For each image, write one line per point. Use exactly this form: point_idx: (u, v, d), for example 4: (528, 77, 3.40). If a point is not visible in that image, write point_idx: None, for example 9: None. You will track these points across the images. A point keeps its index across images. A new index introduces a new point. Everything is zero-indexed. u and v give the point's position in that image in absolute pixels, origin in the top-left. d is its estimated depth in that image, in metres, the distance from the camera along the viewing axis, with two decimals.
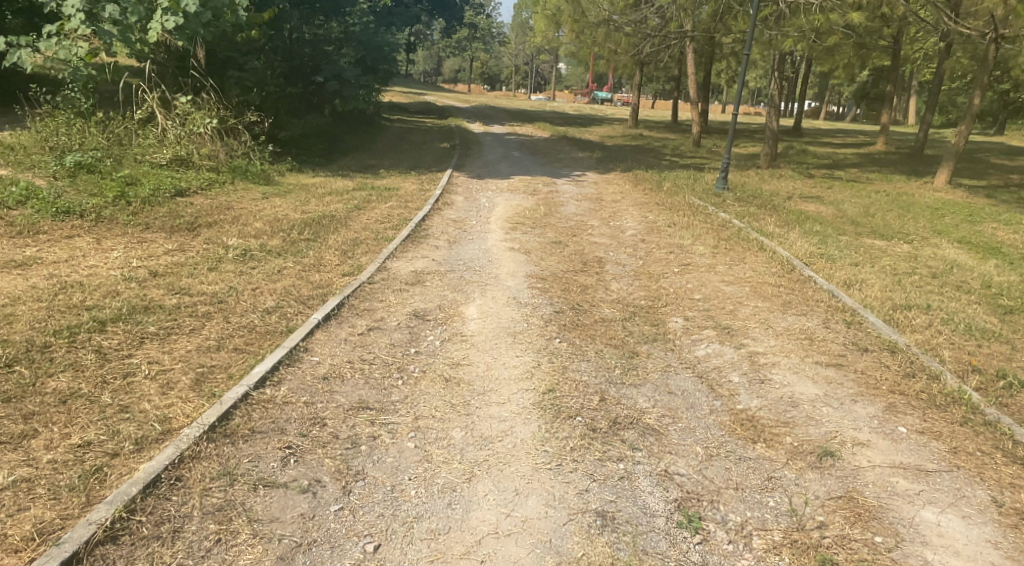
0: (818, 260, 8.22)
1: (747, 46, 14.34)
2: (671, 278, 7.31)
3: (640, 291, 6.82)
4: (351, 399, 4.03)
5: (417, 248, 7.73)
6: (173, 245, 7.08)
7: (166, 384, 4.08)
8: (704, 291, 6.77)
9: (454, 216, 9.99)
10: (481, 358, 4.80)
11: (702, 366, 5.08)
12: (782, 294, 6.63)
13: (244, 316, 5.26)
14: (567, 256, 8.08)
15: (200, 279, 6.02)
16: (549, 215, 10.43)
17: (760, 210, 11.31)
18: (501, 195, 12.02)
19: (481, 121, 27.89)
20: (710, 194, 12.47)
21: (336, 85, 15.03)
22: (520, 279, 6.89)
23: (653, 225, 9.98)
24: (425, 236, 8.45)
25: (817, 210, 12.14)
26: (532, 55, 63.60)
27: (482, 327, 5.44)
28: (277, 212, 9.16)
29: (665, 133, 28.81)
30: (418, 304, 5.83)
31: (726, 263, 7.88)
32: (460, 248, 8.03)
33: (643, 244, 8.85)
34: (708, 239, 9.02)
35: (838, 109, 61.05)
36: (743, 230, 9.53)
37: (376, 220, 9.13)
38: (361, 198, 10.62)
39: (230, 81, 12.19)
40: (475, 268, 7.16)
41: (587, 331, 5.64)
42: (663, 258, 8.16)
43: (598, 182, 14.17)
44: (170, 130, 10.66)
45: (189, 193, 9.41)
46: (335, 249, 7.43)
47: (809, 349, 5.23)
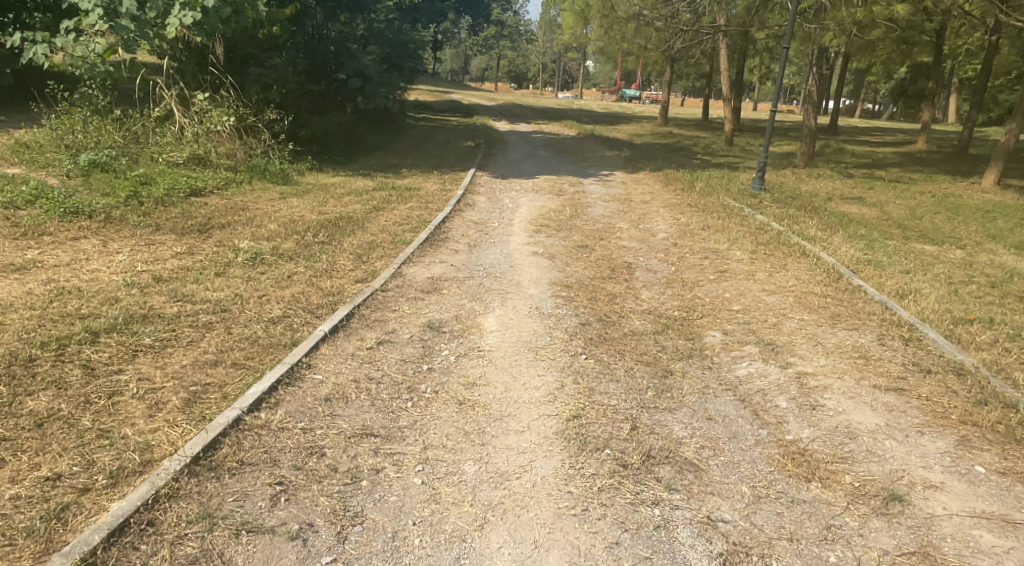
0: (865, 267, 7.69)
1: (787, 40, 13.71)
2: (706, 286, 6.84)
3: (674, 300, 6.37)
4: (354, 424, 3.64)
5: (435, 253, 7.34)
6: (181, 248, 6.76)
7: (153, 405, 3.72)
8: (743, 302, 6.29)
9: (476, 217, 9.59)
10: (499, 377, 4.39)
11: (744, 388, 4.63)
12: (829, 306, 6.14)
13: (247, 326, 4.90)
14: (595, 261, 7.64)
15: (205, 285, 5.67)
16: (576, 217, 9.98)
17: (799, 212, 10.76)
18: (526, 195, 11.61)
19: (507, 119, 27.46)
20: (746, 194, 11.93)
21: (359, 82, 14.75)
22: (544, 286, 6.46)
23: (686, 228, 9.48)
24: (444, 239, 8.07)
25: (859, 212, 11.52)
26: (560, 52, 63.08)
27: (501, 341, 5.02)
28: (293, 213, 8.85)
29: (695, 131, 28.15)
30: (433, 315, 5.43)
31: (766, 270, 7.38)
32: (481, 252, 7.63)
33: (675, 249, 8.37)
34: (745, 243, 8.52)
35: (874, 107, 59.62)
36: (782, 234, 9.00)
37: (395, 222, 8.77)
38: (381, 198, 10.30)
39: (251, 77, 11.86)
40: (495, 275, 6.75)
41: (616, 346, 5.19)
42: (697, 264, 7.69)
43: (627, 181, 13.69)
44: (188, 129, 10.42)
45: (204, 193, 9.12)
46: (349, 253, 7.06)
47: (864, 371, 4.76)
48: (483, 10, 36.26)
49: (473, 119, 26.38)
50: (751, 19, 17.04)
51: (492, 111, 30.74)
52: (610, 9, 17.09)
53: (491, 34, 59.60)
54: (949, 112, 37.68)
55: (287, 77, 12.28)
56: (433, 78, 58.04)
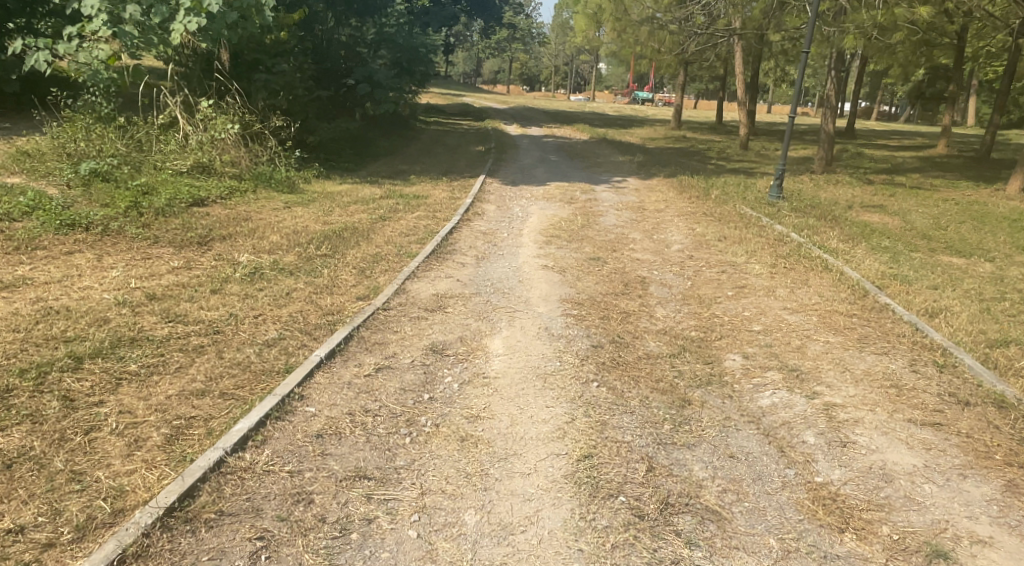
0: (891, 282, 7.37)
1: (807, 43, 13.34)
2: (725, 303, 6.53)
3: (691, 319, 6.07)
4: (346, 465, 3.38)
5: (441, 266, 7.07)
6: (179, 262, 6.52)
7: (132, 442, 3.47)
8: (764, 322, 5.99)
9: (485, 227, 9.33)
10: (504, 408, 4.11)
11: (767, 421, 4.34)
12: (856, 327, 5.83)
13: (240, 350, 4.65)
14: (607, 275, 7.34)
15: (199, 304, 5.43)
16: (587, 226, 9.69)
17: (820, 222, 10.43)
18: (537, 203, 11.34)
19: (518, 123, 27.21)
20: (763, 203, 11.60)
21: (368, 87, 14.54)
22: (553, 304, 6.17)
23: (702, 239, 9.17)
24: (451, 251, 7.80)
25: (881, 222, 11.17)
26: (573, 54, 62.78)
27: (508, 366, 4.74)
28: (297, 223, 8.62)
29: (710, 134, 27.77)
30: (436, 336, 5.16)
31: (787, 286, 7.07)
32: (489, 266, 7.35)
33: (690, 262, 8.06)
34: (764, 256, 8.20)
35: (890, 110, 58.94)
36: (802, 246, 8.67)
37: (401, 233, 8.51)
38: (388, 207, 10.07)
39: (257, 83, 11.64)
40: (503, 291, 6.47)
41: (630, 371, 4.90)
42: (714, 279, 7.38)
43: (641, 188, 13.39)
44: (192, 136, 10.22)
45: (206, 203, 8.91)
46: (352, 267, 6.81)
47: (897, 402, 4.47)
48: (495, 13, 36.00)
49: (484, 122, 26.12)
50: (768, 21, 16.66)
51: (504, 114, 30.48)
52: (622, 12, 16.81)
53: (503, 37, 59.39)
54: (968, 115, 37.10)
55: (294, 82, 12.04)
56: (445, 81, 57.89)
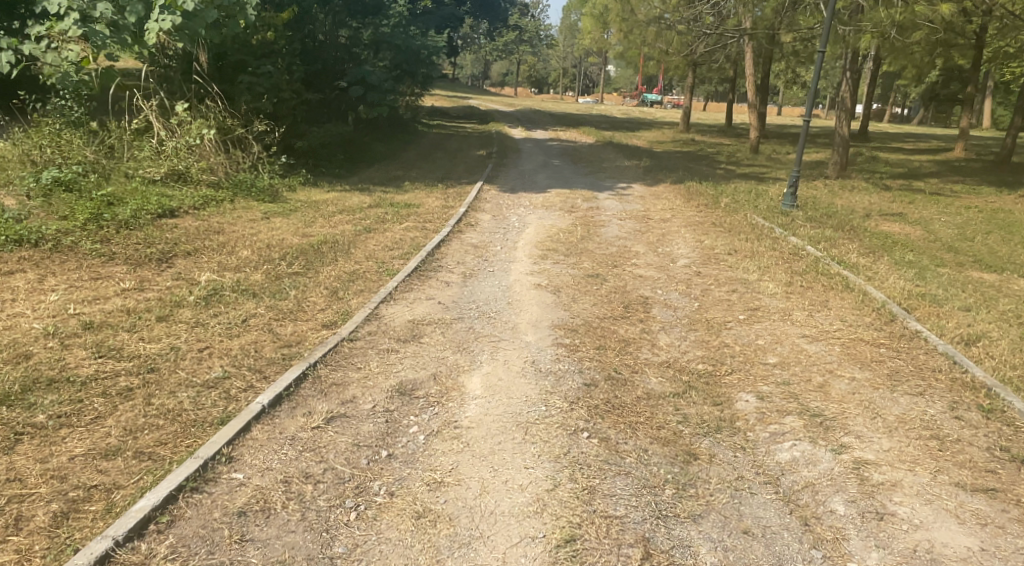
0: (920, 303, 6.71)
1: (823, 42, 12.66)
2: (736, 329, 5.86)
3: (698, 350, 5.39)
4: (268, 557, 2.78)
5: (422, 286, 6.42)
6: (130, 283, 5.91)
7: (10, 525, 2.86)
8: (781, 352, 5.33)
9: (476, 239, 8.68)
10: (475, 470, 3.46)
11: (788, 481, 3.69)
12: (885, 360, 5.15)
13: (171, 394, 4.02)
14: (606, 296, 6.67)
15: (139, 334, 4.80)
16: (587, 238, 9.03)
17: (837, 233, 9.76)
18: (535, 212, 10.70)
19: (523, 126, 26.54)
20: (775, 212, 10.92)
21: (360, 90, 13.95)
22: (544, 331, 5.51)
23: (710, 253, 8.49)
24: (436, 268, 7.15)
25: (902, 233, 10.49)
26: (580, 56, 62.12)
27: (485, 412, 4.08)
28: (273, 236, 8.02)
29: (719, 137, 27.07)
30: (405, 373, 4.50)
31: (805, 308, 6.40)
32: (475, 285, 6.70)
33: (697, 279, 7.39)
34: (779, 273, 7.52)
35: (903, 111, 58.06)
36: (819, 262, 8.00)
37: (384, 247, 7.87)
38: (374, 217, 9.46)
39: (241, 84, 11.09)
40: (490, 315, 5.81)
41: (626, 416, 4.23)
42: (723, 299, 6.71)
43: (646, 195, 12.73)
44: (167, 142, 9.63)
45: (178, 214, 8.31)
46: (323, 288, 6.18)
47: (941, 459, 3.82)
48: (500, 14, 35.37)
49: (487, 125, 25.48)
50: (782, 20, 15.98)
51: (508, 117, 29.85)
52: (628, 13, 16.47)
53: (511, 39, 58.85)
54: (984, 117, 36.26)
55: (281, 84, 11.49)
56: (451, 83, 57.35)
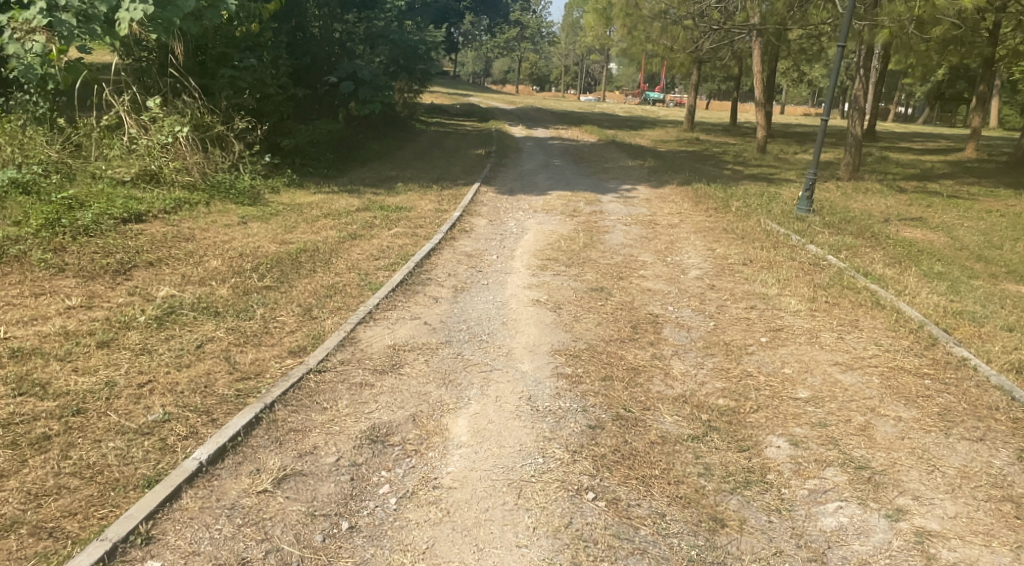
0: (959, 322, 6.07)
1: (845, 32, 11.82)
2: (758, 355, 5.19)
3: (717, 380, 4.72)
4: None
5: (408, 303, 5.75)
6: (77, 299, 5.28)
7: None
8: (812, 384, 4.67)
9: (470, 247, 8.03)
10: (455, 552, 2.84)
11: (837, 558, 3.05)
12: (933, 395, 4.48)
13: (95, 446, 3.38)
14: (612, 314, 6.02)
15: (73, 365, 4.16)
16: (590, 246, 8.37)
17: (858, 241, 9.12)
18: (534, 216, 10.06)
19: (523, 123, 25.88)
20: (789, 217, 10.28)
21: (351, 85, 13.29)
22: (542, 358, 4.85)
23: (724, 263, 7.84)
24: (424, 281, 6.48)
25: (926, 240, 9.84)
26: (582, 54, 61.41)
27: (470, 467, 3.42)
28: (247, 243, 7.38)
29: (724, 136, 26.43)
30: (378, 415, 3.84)
31: (833, 329, 5.75)
32: (467, 302, 6.04)
33: (711, 294, 6.74)
34: (800, 287, 6.86)
35: (907, 110, 57.45)
36: (842, 274, 7.34)
37: (369, 256, 7.22)
38: (362, 222, 8.83)
39: (222, 79, 10.48)
40: (481, 339, 5.15)
41: (638, 469, 3.57)
42: (741, 318, 6.05)
43: (652, 198, 12.08)
44: (140, 140, 8.98)
45: (146, 218, 7.65)
46: (295, 305, 5.53)
47: (1020, 531, 3.19)
48: (501, 9, 34.70)
49: (487, 123, 24.81)
50: (794, 16, 15.34)
51: (508, 115, 29.12)
52: (633, 7, 15.79)
53: (512, 36, 58.23)
54: (992, 117, 35.66)
55: (265, 79, 10.88)
56: (451, 80, 56.71)
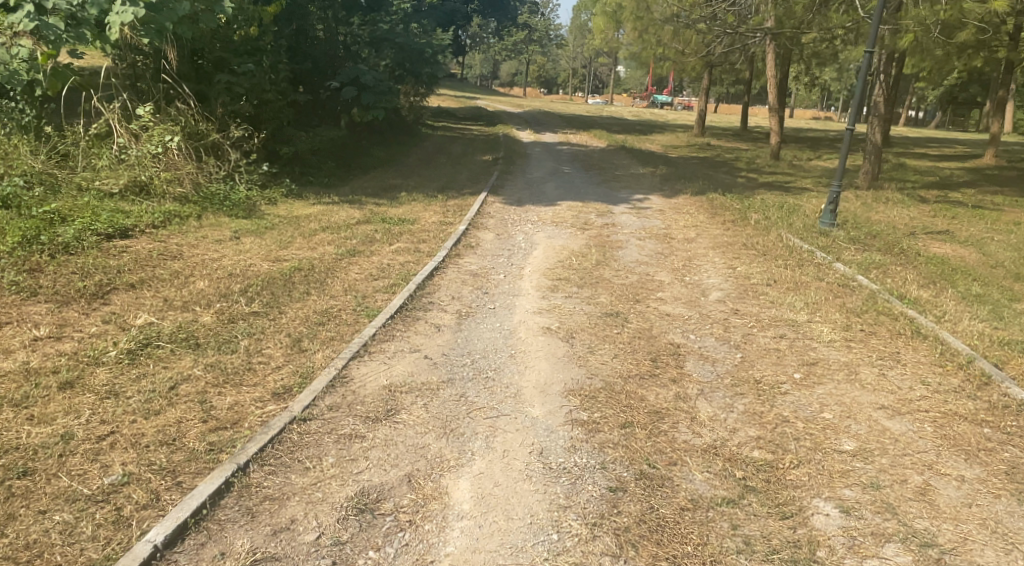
0: (1008, 354, 5.59)
1: (872, 41, 11.16)
2: (793, 396, 4.70)
3: (750, 427, 4.23)
4: None
5: (407, 333, 5.28)
6: (45, 329, 4.81)
7: None
8: (857, 433, 4.18)
9: (476, 265, 7.54)
10: None
11: None
12: (998, 449, 4.05)
13: (38, 519, 2.92)
14: (630, 345, 5.52)
15: (28, 412, 3.69)
16: (603, 264, 7.89)
17: (887, 258, 8.63)
18: (543, 229, 9.58)
19: (531, 128, 25.39)
20: (812, 231, 9.78)
21: (353, 91, 12.83)
22: (554, 401, 4.36)
23: (746, 284, 7.35)
24: (425, 305, 6.01)
25: (957, 257, 9.33)
26: (590, 57, 60.92)
27: (473, 547, 2.97)
28: (238, 260, 6.92)
29: (736, 141, 25.93)
30: (370, 476, 3.37)
31: (873, 363, 5.27)
32: (472, 330, 5.56)
33: (736, 320, 6.24)
34: (831, 313, 6.36)
35: (918, 114, 56.81)
36: (875, 298, 6.85)
37: (367, 276, 6.76)
38: (362, 236, 8.37)
39: (218, 85, 10.03)
40: (486, 376, 4.66)
41: (666, 545, 3.11)
42: (771, 349, 5.55)
43: (665, 209, 11.59)
44: (130, 149, 8.53)
45: (132, 234, 7.20)
46: (283, 336, 5.06)
47: None
48: (509, 11, 34.24)
49: (494, 127, 24.33)
50: (811, 19, 14.81)
51: (516, 119, 28.63)
52: (644, 10, 15.49)
53: (520, 38, 57.82)
54: (1008, 121, 35.00)
55: (264, 84, 10.45)
56: (458, 83, 56.35)
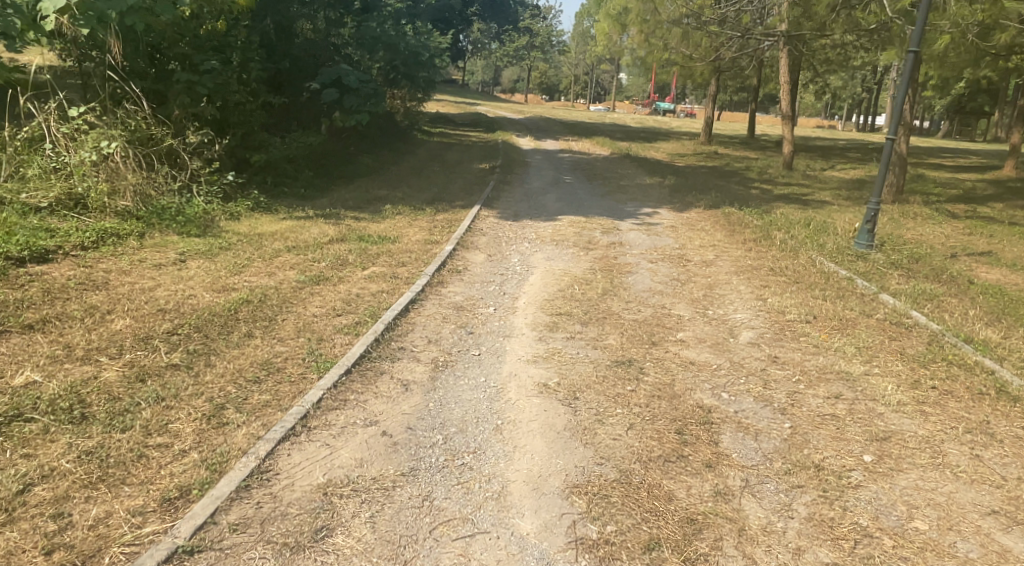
0: None
1: (915, 43, 9.41)
2: (869, 491, 3.57)
3: (822, 547, 3.13)
4: None
5: (364, 396, 4.11)
6: None
7: None
8: (970, 559, 3.10)
9: (461, 296, 6.40)
10: None
11: None
12: None
13: None
14: (648, 409, 4.36)
15: None
16: (611, 293, 6.76)
17: (937, 287, 7.52)
18: (541, 249, 8.47)
19: (532, 134, 24.31)
20: (845, 253, 8.67)
21: (335, 93, 11.71)
22: (553, 505, 3.23)
23: (781, 321, 6.22)
24: (393, 354, 4.83)
25: (1011, 284, 8.23)
26: (593, 63, 59.91)
27: None
28: (175, 290, 5.79)
29: (744, 150, 24.88)
30: None
31: (964, 438, 4.13)
32: (449, 389, 4.39)
33: (776, 372, 5.11)
34: (891, 363, 5.22)
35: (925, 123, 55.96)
36: (939, 341, 5.71)
37: (330, 311, 5.63)
38: (334, 258, 7.26)
39: (177, 84, 8.88)
40: (463, 463, 3.51)
41: None
42: (826, 416, 4.41)
43: (677, 225, 10.49)
44: (64, 157, 7.41)
45: (52, 257, 6.08)
46: (202, 401, 3.93)
47: None
48: (509, 15, 33.16)
49: (493, 134, 23.22)
50: (834, 20, 13.62)
51: (516, 125, 27.51)
52: (651, 14, 14.42)
53: (521, 44, 56.72)
54: None
55: (230, 84, 9.30)
56: (458, 88, 55.39)
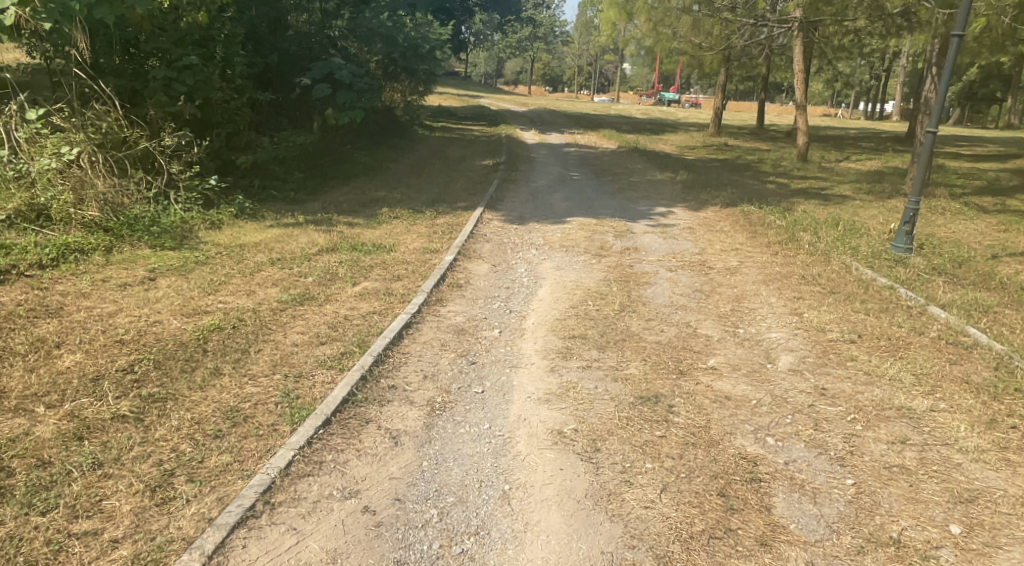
0: None
1: (958, 25, 8.60)
2: None
3: None
4: None
5: (344, 455, 3.47)
6: None
7: None
8: None
9: (463, 316, 5.71)
10: None
11: None
12: None
13: None
14: (684, 462, 3.67)
15: None
16: (629, 308, 6.06)
17: (987, 296, 6.81)
18: (550, 256, 7.77)
19: (536, 127, 23.55)
20: (881, 257, 7.95)
21: (327, 88, 11.00)
22: None
23: (824, 341, 5.50)
24: (383, 394, 4.15)
25: None
26: (596, 54, 58.92)
27: None
28: (139, 315, 5.13)
29: (756, 141, 24.07)
30: None
31: None
32: (448, 440, 3.72)
33: (827, 407, 4.40)
34: (959, 396, 4.50)
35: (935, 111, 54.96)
36: (1008, 366, 4.99)
37: (313, 337, 4.95)
38: (322, 271, 6.59)
39: (153, 82, 8.21)
40: (462, 555, 2.91)
41: None
42: (894, 469, 3.70)
43: (694, 226, 9.79)
44: (24, 164, 6.75)
45: (4, 279, 5.42)
46: (147, 466, 3.27)
47: None
48: (511, 5, 32.24)
49: (496, 128, 22.44)
50: (858, 4, 12.80)
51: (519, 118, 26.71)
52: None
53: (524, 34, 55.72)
54: None
55: (212, 81, 8.61)
56: (460, 81, 54.26)
